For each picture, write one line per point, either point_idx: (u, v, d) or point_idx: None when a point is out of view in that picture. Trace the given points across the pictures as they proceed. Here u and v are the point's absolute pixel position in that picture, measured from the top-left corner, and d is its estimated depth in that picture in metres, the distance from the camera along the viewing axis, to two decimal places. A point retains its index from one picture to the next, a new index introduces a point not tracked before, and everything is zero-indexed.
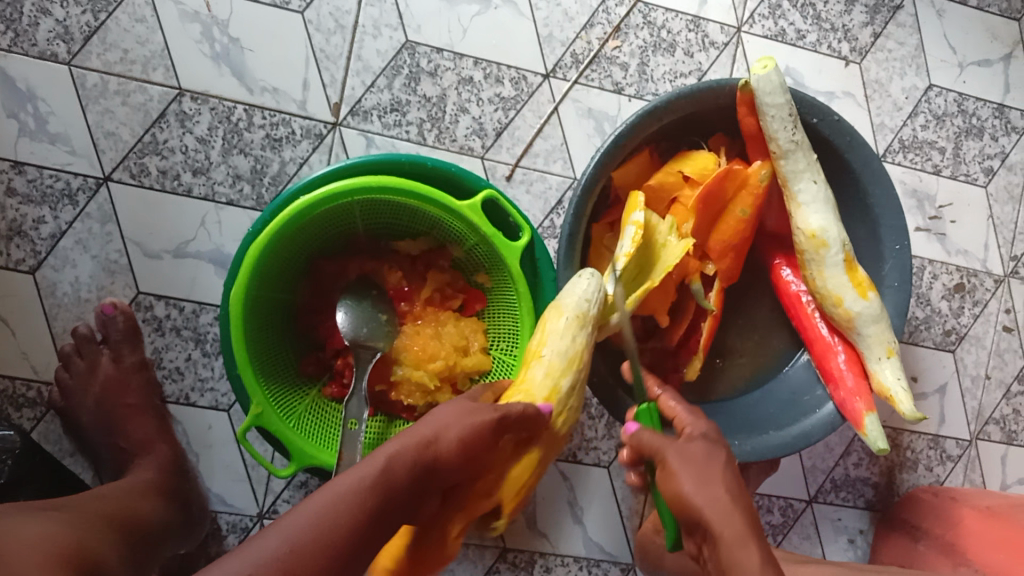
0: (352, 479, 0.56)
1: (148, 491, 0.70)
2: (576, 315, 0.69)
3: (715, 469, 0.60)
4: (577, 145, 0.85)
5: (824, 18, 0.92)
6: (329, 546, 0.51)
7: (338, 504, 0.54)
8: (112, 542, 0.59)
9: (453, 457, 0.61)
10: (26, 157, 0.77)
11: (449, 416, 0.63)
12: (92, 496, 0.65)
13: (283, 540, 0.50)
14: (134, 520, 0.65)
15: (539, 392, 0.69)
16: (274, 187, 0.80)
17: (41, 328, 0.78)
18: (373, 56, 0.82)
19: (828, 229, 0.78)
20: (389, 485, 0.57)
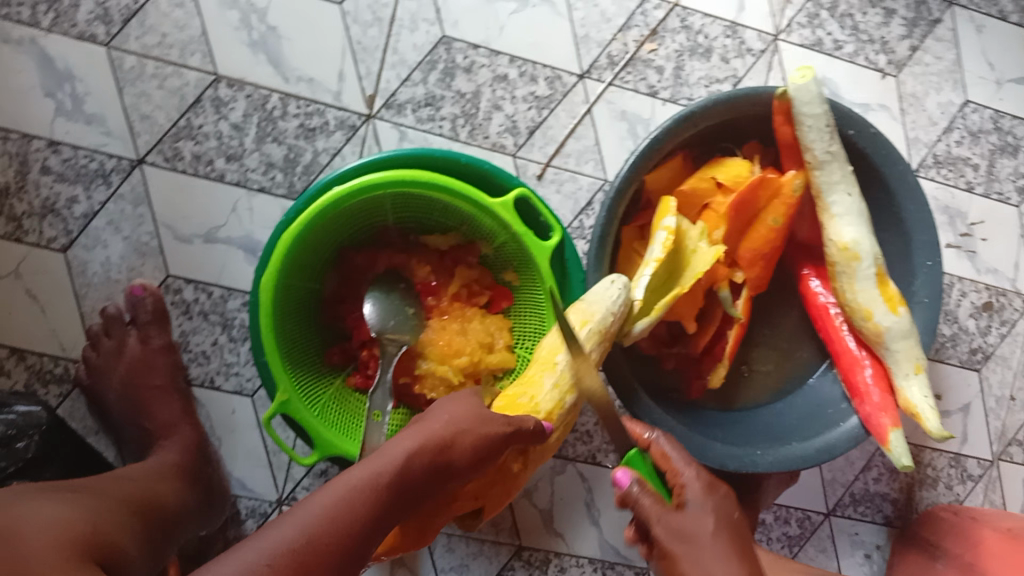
0: (366, 474, 0.56)
1: (166, 475, 0.70)
2: (597, 329, 0.70)
3: (715, 555, 0.61)
4: (609, 147, 0.85)
5: (861, 29, 0.90)
6: (340, 542, 0.52)
7: (352, 499, 0.54)
8: (127, 527, 0.58)
9: (464, 463, 0.61)
10: (62, 136, 0.77)
11: (466, 418, 0.63)
12: (111, 478, 0.65)
13: (297, 530, 0.51)
14: (152, 504, 0.65)
15: (545, 403, 0.70)
16: (306, 176, 0.80)
17: (70, 306, 0.78)
18: (409, 49, 0.82)
19: (860, 241, 0.77)
20: (400, 484, 0.57)
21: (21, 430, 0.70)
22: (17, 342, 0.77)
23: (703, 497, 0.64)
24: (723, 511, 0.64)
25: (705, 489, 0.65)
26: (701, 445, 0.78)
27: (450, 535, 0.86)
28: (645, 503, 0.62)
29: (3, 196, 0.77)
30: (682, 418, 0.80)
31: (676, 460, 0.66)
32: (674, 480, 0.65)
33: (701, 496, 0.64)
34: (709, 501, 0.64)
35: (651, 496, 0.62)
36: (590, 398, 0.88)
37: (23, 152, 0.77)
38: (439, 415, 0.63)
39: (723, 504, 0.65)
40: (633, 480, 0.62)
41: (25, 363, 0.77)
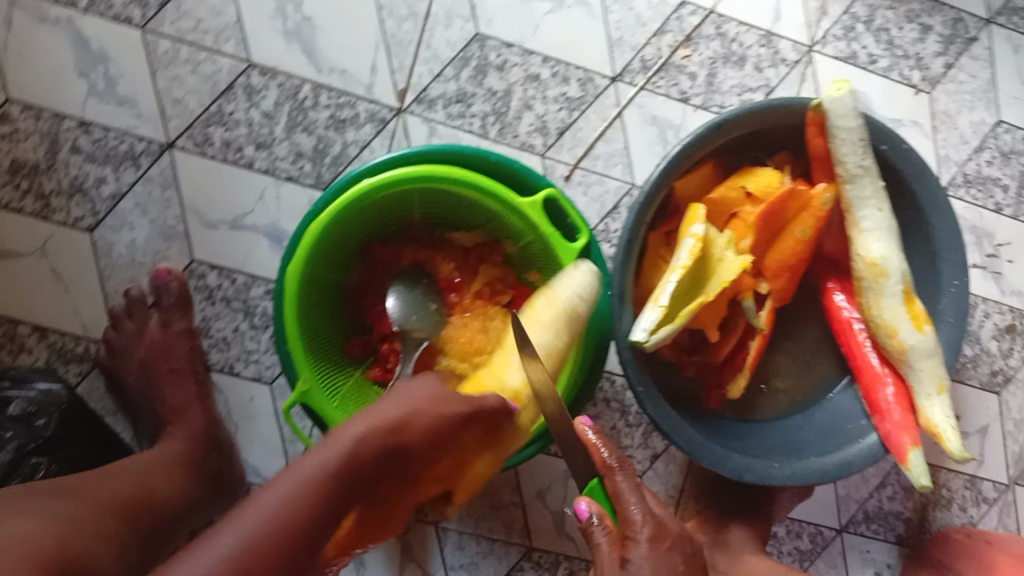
0: (315, 464, 0.55)
1: (169, 468, 0.69)
2: (567, 309, 0.69)
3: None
4: (638, 151, 0.84)
5: (897, 44, 0.89)
6: (287, 537, 0.51)
7: (300, 492, 0.53)
8: (105, 535, 0.58)
9: (417, 443, 0.61)
10: (93, 117, 0.78)
11: (418, 399, 0.62)
12: (107, 474, 0.64)
13: (240, 535, 0.50)
14: (146, 504, 0.64)
15: (512, 381, 0.69)
16: (334, 167, 0.80)
17: (94, 286, 0.78)
18: (443, 45, 0.82)
19: (889, 258, 0.77)
20: (352, 470, 0.56)
21: (41, 408, 0.70)
22: (39, 320, 0.77)
23: (650, 555, 0.61)
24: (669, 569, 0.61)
25: (653, 544, 0.61)
26: (722, 456, 0.77)
27: (461, 532, 0.86)
28: (598, 545, 0.61)
29: (33, 174, 0.77)
30: (702, 427, 0.80)
31: (632, 508, 0.62)
32: (627, 528, 0.62)
33: (648, 551, 0.61)
34: (655, 559, 0.60)
35: (606, 537, 0.60)
36: (607, 402, 0.88)
37: (55, 131, 0.77)
38: (392, 401, 0.62)
39: (672, 561, 0.61)
40: (593, 513, 0.61)
41: (46, 340, 0.77)
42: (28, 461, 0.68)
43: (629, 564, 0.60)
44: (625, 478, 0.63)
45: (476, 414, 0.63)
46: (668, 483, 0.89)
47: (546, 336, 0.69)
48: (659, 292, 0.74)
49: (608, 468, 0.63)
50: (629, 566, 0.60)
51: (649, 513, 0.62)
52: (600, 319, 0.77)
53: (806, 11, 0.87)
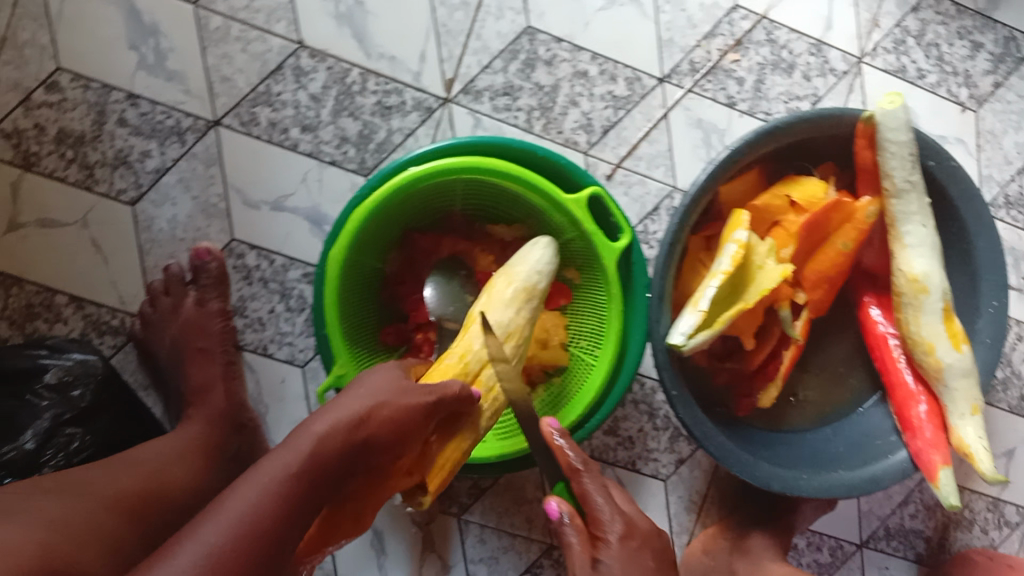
0: (277, 466, 0.55)
1: (182, 454, 0.69)
2: (523, 286, 0.70)
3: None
4: (682, 154, 0.84)
5: (947, 60, 0.88)
6: (251, 542, 0.51)
7: (262, 496, 0.53)
8: (98, 537, 0.56)
9: (384, 437, 0.60)
10: (141, 91, 0.78)
11: (382, 392, 0.61)
12: (112, 465, 0.64)
13: (202, 542, 0.50)
14: (150, 498, 0.63)
15: (475, 361, 0.67)
16: (378, 154, 0.80)
17: (133, 260, 0.78)
18: (493, 37, 0.81)
19: (930, 275, 0.76)
20: (319, 469, 0.56)
21: (77, 378, 0.71)
22: (76, 290, 0.78)
23: (621, 555, 0.59)
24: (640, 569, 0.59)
25: (624, 543, 0.59)
26: (751, 464, 0.76)
27: (482, 525, 0.86)
28: (569, 547, 0.60)
29: (78, 144, 0.77)
30: (733, 435, 0.79)
31: (600, 509, 0.60)
32: (597, 529, 0.60)
33: (618, 551, 0.59)
34: (625, 559, 0.59)
35: (576, 537, 0.59)
36: (635, 404, 0.88)
37: (102, 102, 0.77)
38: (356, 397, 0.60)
39: (645, 561, 0.59)
40: (563, 512, 0.60)
41: (82, 311, 0.78)
42: (63, 431, 0.69)
43: (600, 566, 0.59)
44: (591, 479, 0.60)
45: (434, 407, 0.62)
46: (691, 488, 0.89)
47: (507, 312, 0.69)
48: (698, 296, 0.74)
49: (571, 469, 0.60)
50: (600, 567, 0.59)
51: (618, 514, 0.61)
52: (637, 319, 0.76)
53: (857, 21, 0.86)
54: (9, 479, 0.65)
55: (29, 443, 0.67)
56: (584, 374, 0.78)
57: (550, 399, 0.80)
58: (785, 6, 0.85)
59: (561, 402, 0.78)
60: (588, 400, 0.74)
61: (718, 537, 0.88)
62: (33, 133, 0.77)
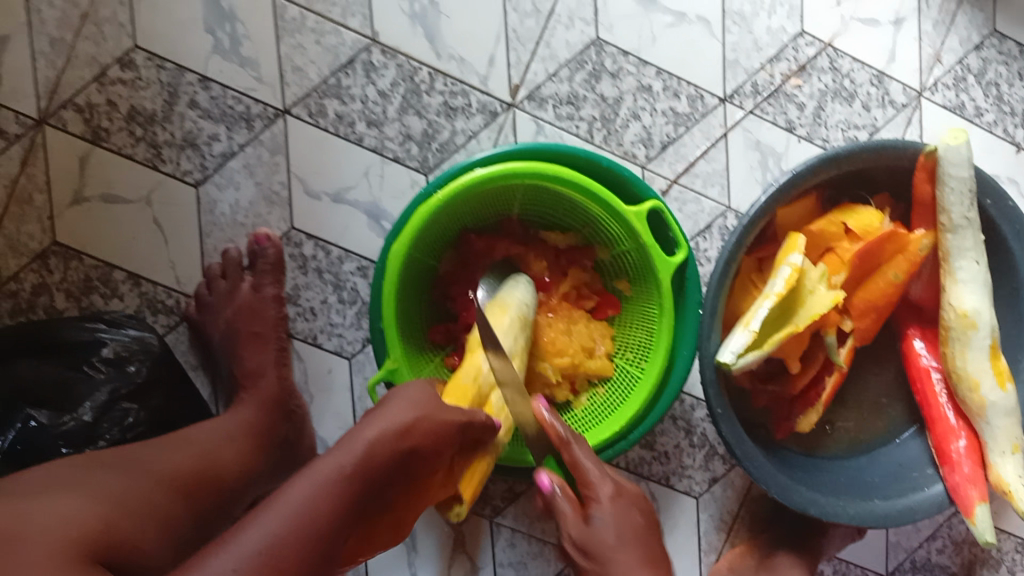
0: (331, 466, 0.55)
1: (234, 436, 0.70)
2: (519, 315, 0.71)
3: (620, 569, 0.60)
4: (738, 174, 0.85)
5: (1005, 100, 0.89)
6: (310, 536, 0.50)
7: (318, 493, 0.53)
8: (152, 514, 0.57)
9: (426, 448, 0.60)
10: (214, 75, 0.79)
11: (424, 404, 0.62)
12: (168, 441, 0.65)
13: (264, 533, 0.49)
14: (201, 477, 0.64)
15: (484, 385, 0.68)
16: (440, 154, 0.81)
17: (192, 241, 0.79)
18: (561, 46, 0.82)
19: (980, 311, 0.77)
20: (369, 473, 0.56)
21: (131, 353, 0.72)
22: (134, 267, 0.79)
23: (612, 509, 0.62)
24: (629, 521, 0.62)
25: (615, 500, 0.62)
26: (789, 487, 0.76)
27: (514, 530, 0.86)
28: (562, 510, 0.62)
29: (148, 122, 0.78)
30: (772, 458, 0.79)
31: (590, 472, 0.62)
32: (587, 491, 0.62)
33: (610, 507, 0.62)
34: (617, 513, 0.62)
35: (568, 503, 0.62)
36: (673, 420, 0.88)
37: (175, 83, 0.78)
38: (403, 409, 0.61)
39: (634, 516, 0.63)
40: (555, 484, 0.63)
41: (139, 288, 0.79)
42: (119, 405, 0.70)
43: (592, 522, 0.61)
44: (580, 447, 0.63)
45: (470, 426, 0.64)
46: (723, 508, 0.89)
47: (506, 338, 0.70)
48: (750, 316, 0.74)
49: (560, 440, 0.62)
50: (593, 523, 0.61)
51: (606, 475, 0.63)
52: (687, 334, 0.76)
53: (920, 55, 0.87)
54: (67, 449, 0.67)
55: (87, 415, 0.68)
56: (630, 385, 0.78)
57: (593, 409, 0.80)
58: (851, 35, 0.86)
59: (605, 413, 0.78)
60: (634, 412, 0.75)
61: (746, 556, 0.88)
62: (105, 109, 0.78)
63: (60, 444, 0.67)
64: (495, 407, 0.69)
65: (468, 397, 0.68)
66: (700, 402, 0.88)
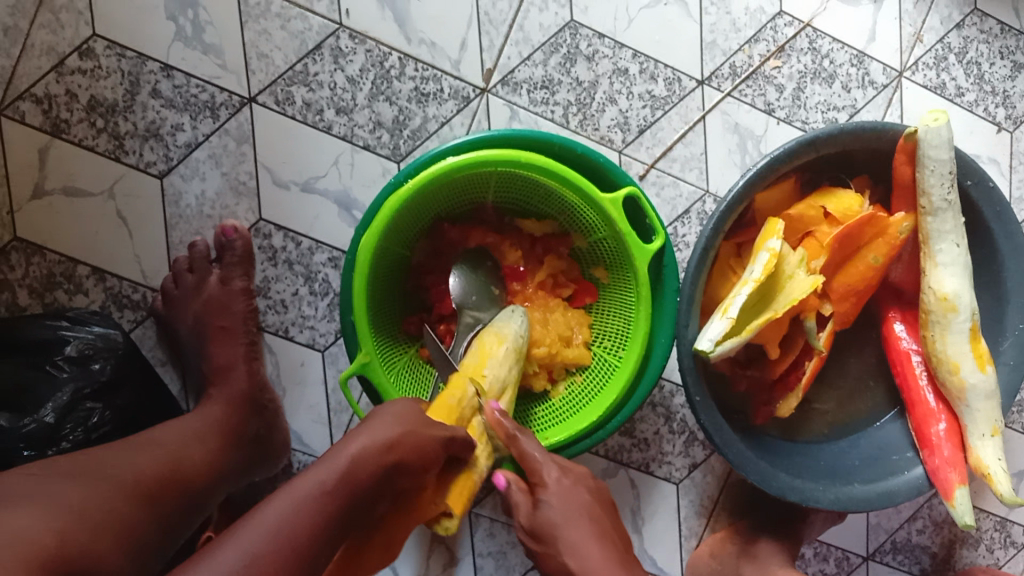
0: (312, 483, 0.54)
1: (204, 435, 0.69)
2: (515, 346, 0.70)
3: (569, 545, 0.65)
4: (715, 158, 0.84)
5: (986, 79, 0.88)
6: (288, 554, 0.50)
7: (298, 510, 0.52)
8: (111, 524, 0.56)
9: (414, 462, 0.58)
10: (177, 62, 0.76)
11: (409, 420, 0.60)
12: (133, 443, 0.64)
13: (241, 550, 0.49)
14: (169, 481, 0.63)
15: (470, 410, 0.66)
16: (412, 141, 0.79)
17: (158, 234, 0.78)
18: (535, 28, 0.80)
19: (961, 294, 0.75)
20: (351, 488, 0.55)
21: (96, 352, 0.70)
22: (99, 262, 0.77)
23: (559, 491, 0.66)
24: (575, 499, 0.66)
25: (561, 481, 0.66)
26: (769, 474, 0.75)
27: (493, 520, 0.85)
28: (515, 501, 0.68)
29: (110, 113, 0.76)
30: (751, 444, 0.78)
31: (536, 461, 0.66)
32: (533, 477, 0.66)
33: (556, 489, 0.66)
34: (562, 495, 0.66)
35: (521, 494, 0.68)
36: (653, 407, 0.87)
37: (137, 72, 0.76)
38: (387, 424, 0.59)
39: (581, 495, 0.67)
40: (509, 481, 0.68)
41: (104, 283, 0.77)
42: (83, 405, 0.69)
43: (541, 506, 0.66)
44: (528, 443, 0.66)
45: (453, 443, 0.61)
46: (703, 494, 0.89)
47: (501, 368, 0.68)
48: (728, 304, 0.72)
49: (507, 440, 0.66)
50: (541, 505, 0.66)
51: (550, 459, 0.67)
52: (666, 322, 0.74)
53: (901, 35, 0.86)
54: (29, 452, 0.66)
55: (49, 417, 0.67)
56: (607, 374, 0.77)
57: (572, 398, 0.79)
58: (832, 15, 0.85)
59: (583, 403, 0.77)
60: (611, 401, 0.73)
61: (726, 542, 0.87)
62: (65, 99, 0.75)
63: (20, 448, 0.66)
64: (478, 432, 0.67)
65: (452, 419, 0.65)
66: (679, 388, 0.87)
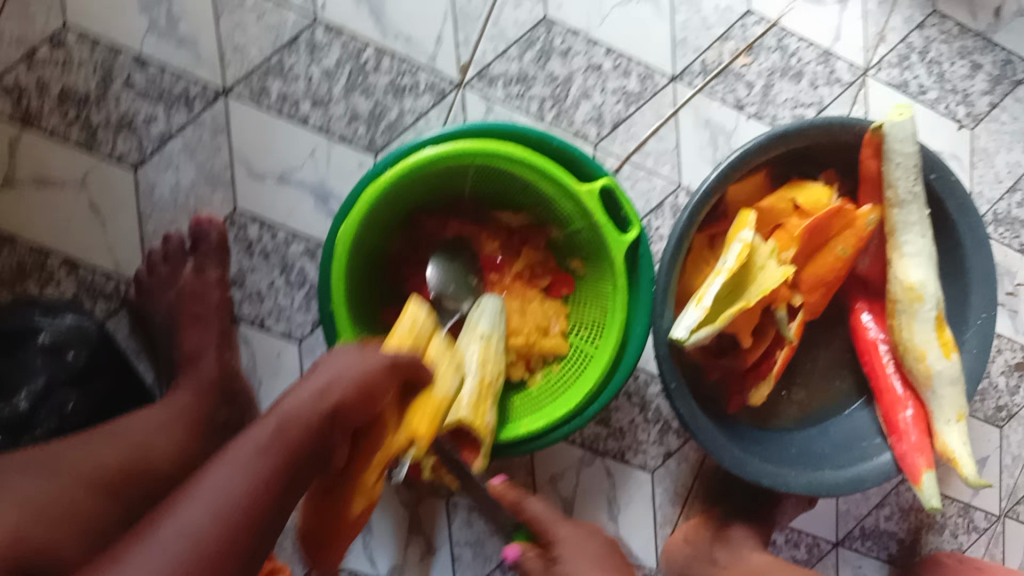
0: (245, 445, 0.51)
1: (167, 423, 0.67)
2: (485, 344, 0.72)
3: None
4: (688, 153, 0.85)
5: (947, 78, 0.91)
6: (237, 520, 0.47)
7: (236, 474, 0.49)
8: (70, 515, 0.55)
9: (352, 401, 0.57)
10: (151, 54, 0.76)
11: (339, 362, 0.60)
12: (95, 437, 0.62)
13: (185, 527, 0.45)
14: (134, 471, 0.61)
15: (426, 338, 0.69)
16: (388, 134, 0.79)
17: (131, 224, 0.77)
18: (510, 24, 0.81)
19: (926, 284, 0.77)
20: (293, 446, 0.52)
21: (67, 342, 0.69)
22: (71, 255, 0.76)
23: (573, 544, 0.69)
24: (590, 551, 0.70)
25: (572, 535, 0.70)
26: (742, 459, 0.76)
27: (471, 509, 0.85)
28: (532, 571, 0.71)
29: (82, 104, 0.75)
30: (726, 432, 0.79)
31: (545, 521, 0.71)
32: (545, 539, 0.70)
33: (569, 544, 0.69)
34: (574, 547, 0.69)
35: (535, 562, 0.71)
36: (628, 396, 0.88)
37: (109, 64, 0.75)
38: (313, 376, 0.58)
39: (591, 545, 0.70)
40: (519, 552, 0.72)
41: (76, 275, 0.76)
42: (57, 393, 0.68)
43: (558, 562, 0.69)
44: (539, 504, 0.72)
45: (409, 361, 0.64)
46: (677, 481, 0.90)
47: (457, 382, 0.69)
48: (702, 293, 0.73)
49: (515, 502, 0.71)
50: (557, 562, 0.69)
51: (560, 519, 0.72)
52: (641, 311, 0.75)
53: (865, 35, 0.88)
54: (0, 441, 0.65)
55: (22, 404, 0.67)
56: (583, 365, 0.77)
57: (548, 387, 0.79)
58: (799, 14, 0.87)
59: (558, 393, 0.77)
60: (587, 389, 0.74)
61: (701, 528, 0.87)
62: (35, 90, 0.74)
63: None
64: (432, 357, 0.69)
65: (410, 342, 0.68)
66: (654, 377, 0.88)
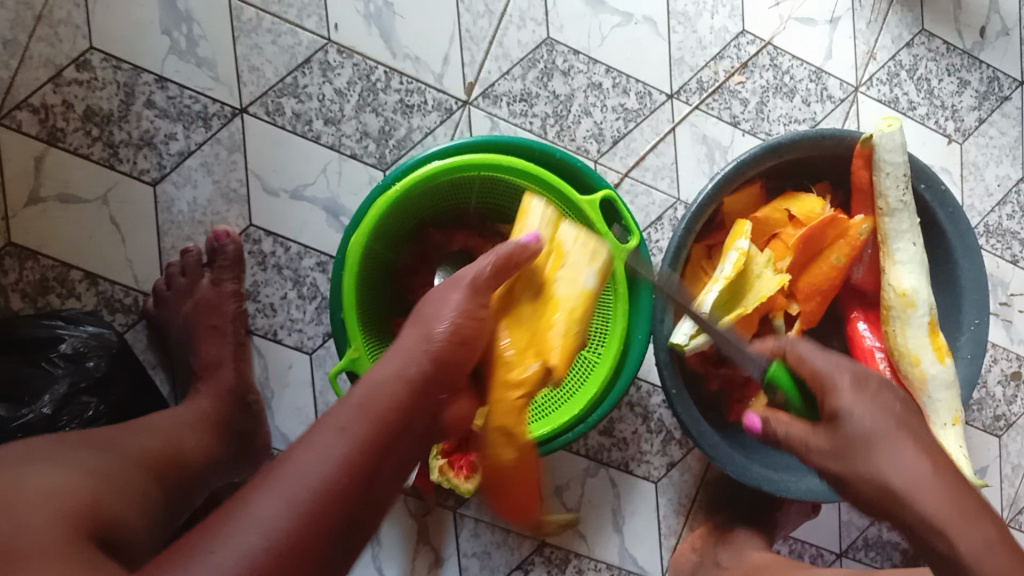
0: (328, 422, 0.45)
1: (196, 424, 0.70)
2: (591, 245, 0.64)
3: (888, 463, 0.55)
4: (686, 167, 0.88)
5: (936, 94, 0.94)
6: (332, 504, 0.41)
7: (322, 453, 0.42)
8: (128, 487, 0.57)
9: (447, 352, 0.51)
10: (171, 74, 0.80)
11: (429, 311, 0.53)
12: (136, 428, 0.65)
13: (274, 515, 0.40)
14: (170, 462, 0.64)
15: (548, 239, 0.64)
16: (397, 150, 0.83)
17: (149, 239, 0.80)
18: (514, 45, 0.85)
19: (918, 290, 0.80)
20: (379, 418, 0.46)
21: (88, 349, 0.72)
22: (91, 267, 0.79)
23: (867, 402, 0.56)
24: (888, 406, 0.57)
25: (864, 392, 0.57)
26: (743, 465, 0.78)
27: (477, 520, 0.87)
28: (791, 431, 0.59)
29: (105, 122, 0.79)
30: (727, 439, 0.82)
31: (820, 366, 0.58)
32: (820, 388, 0.58)
33: (862, 400, 0.56)
34: (870, 405, 0.56)
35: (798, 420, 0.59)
36: (631, 406, 0.90)
37: (131, 84, 0.79)
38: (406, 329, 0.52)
39: (887, 399, 0.57)
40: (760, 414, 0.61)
41: (96, 288, 0.79)
42: (79, 399, 0.70)
43: (846, 419, 0.56)
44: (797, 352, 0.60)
45: (503, 263, 0.57)
46: (681, 492, 0.91)
47: (591, 276, 0.63)
48: (701, 300, 0.76)
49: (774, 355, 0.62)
50: (845, 417, 0.56)
51: (843, 367, 0.58)
52: (641, 320, 0.77)
53: (856, 53, 0.92)
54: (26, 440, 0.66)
55: (46, 408, 0.68)
56: (588, 371, 0.79)
57: (554, 395, 0.81)
58: (790, 34, 0.90)
59: (567, 399, 0.79)
60: (592, 395, 0.76)
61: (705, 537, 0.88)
62: (61, 109, 0.78)
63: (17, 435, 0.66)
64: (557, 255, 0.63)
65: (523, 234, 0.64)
66: (655, 388, 0.90)
